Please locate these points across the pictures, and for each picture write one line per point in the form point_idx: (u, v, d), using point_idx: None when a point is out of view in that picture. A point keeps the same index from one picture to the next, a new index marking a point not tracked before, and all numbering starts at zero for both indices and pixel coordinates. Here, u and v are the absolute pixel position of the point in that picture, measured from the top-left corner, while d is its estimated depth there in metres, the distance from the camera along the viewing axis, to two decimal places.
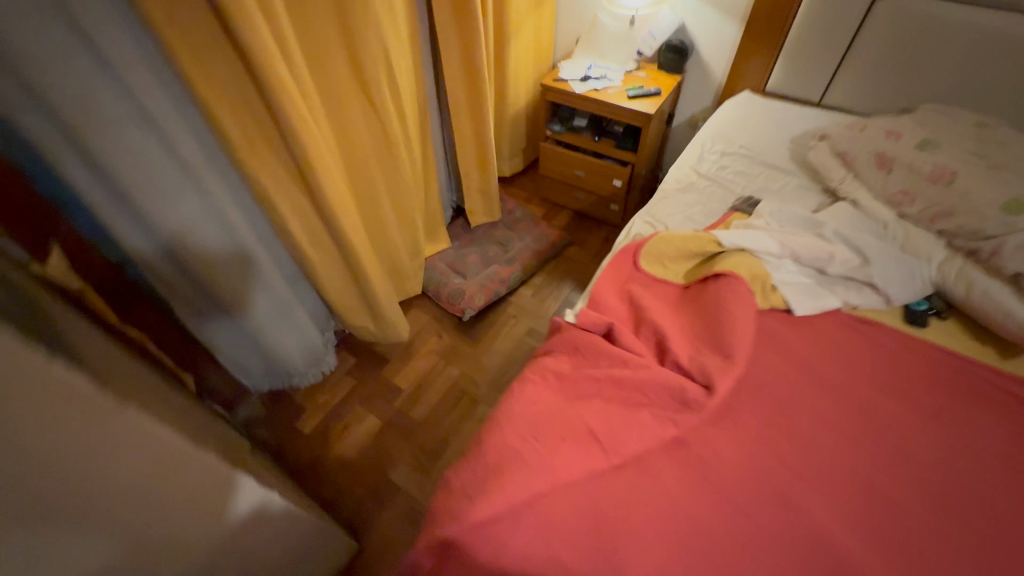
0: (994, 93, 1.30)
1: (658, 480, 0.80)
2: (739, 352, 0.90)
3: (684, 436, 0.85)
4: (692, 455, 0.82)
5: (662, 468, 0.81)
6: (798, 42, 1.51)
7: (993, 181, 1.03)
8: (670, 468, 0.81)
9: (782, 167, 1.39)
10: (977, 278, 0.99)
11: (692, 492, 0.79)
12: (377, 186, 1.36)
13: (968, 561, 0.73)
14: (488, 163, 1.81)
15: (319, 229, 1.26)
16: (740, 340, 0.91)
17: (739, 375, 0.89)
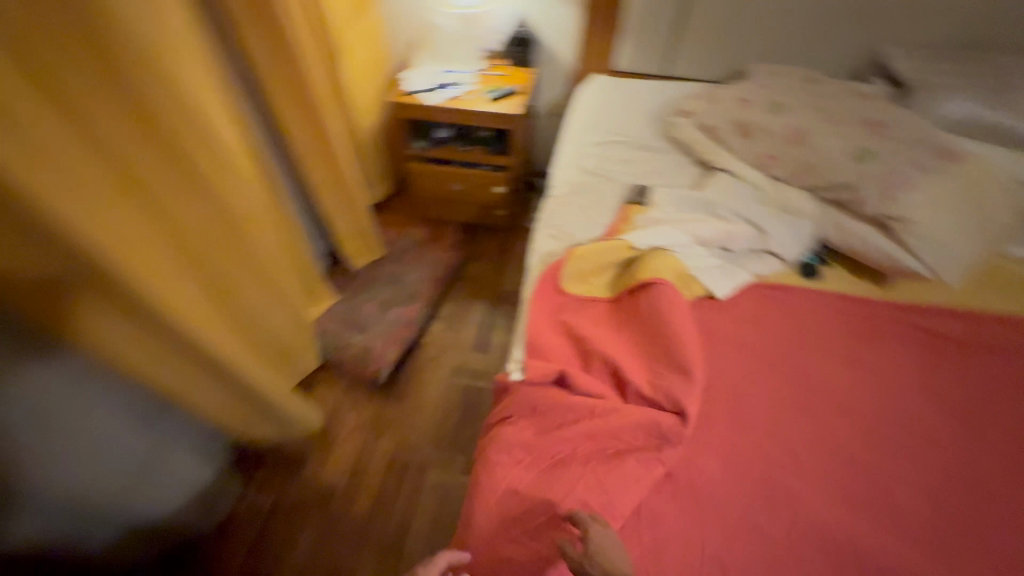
0: (802, 43, 1.48)
1: (666, 525, 0.77)
2: (692, 365, 0.88)
3: (670, 468, 0.82)
4: (687, 485, 0.81)
5: (666, 510, 0.79)
6: (634, 22, 1.55)
7: (835, 134, 1.16)
8: (672, 508, 0.79)
9: (656, 148, 1.42)
10: (849, 225, 1.08)
11: (697, 527, 0.77)
12: (247, 285, 1.08)
13: (926, 495, 0.81)
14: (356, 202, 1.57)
15: (194, 368, 0.96)
16: (689, 350, 0.90)
17: (700, 386, 0.87)
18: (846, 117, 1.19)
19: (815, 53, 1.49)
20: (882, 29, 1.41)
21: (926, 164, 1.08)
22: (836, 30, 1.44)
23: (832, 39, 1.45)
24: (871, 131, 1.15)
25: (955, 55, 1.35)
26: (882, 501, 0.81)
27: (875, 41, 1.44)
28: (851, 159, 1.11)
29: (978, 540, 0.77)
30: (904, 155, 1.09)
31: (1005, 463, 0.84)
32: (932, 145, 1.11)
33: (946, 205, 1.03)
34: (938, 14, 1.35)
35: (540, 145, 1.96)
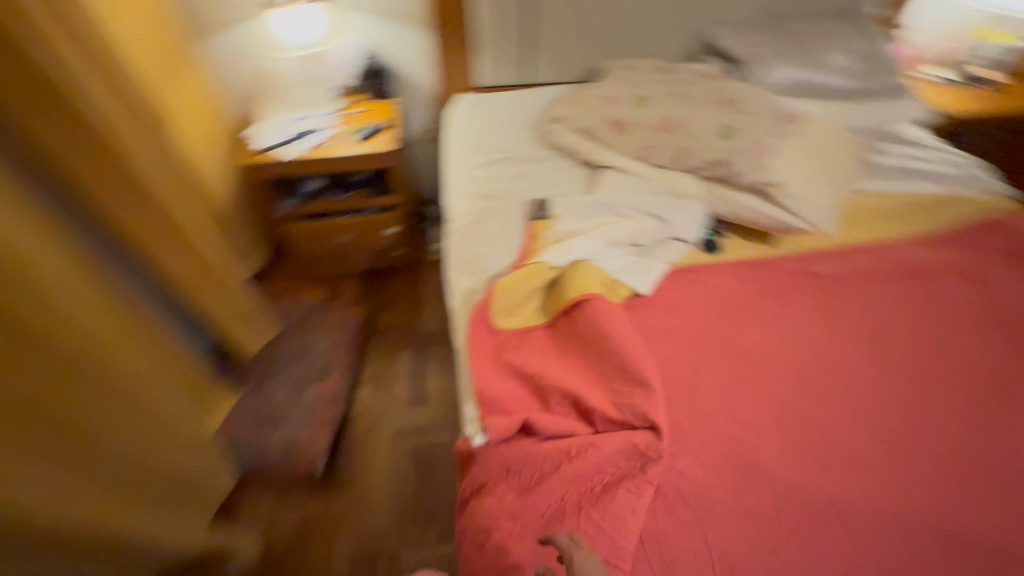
0: (642, 33, 1.57)
1: (673, 544, 0.76)
2: (647, 371, 0.87)
3: (658, 484, 0.81)
4: (677, 494, 0.81)
5: (668, 529, 0.77)
6: (484, 36, 1.53)
7: (699, 117, 1.24)
8: (673, 524, 0.78)
9: (542, 157, 1.42)
10: (733, 196, 1.17)
11: (697, 534, 0.77)
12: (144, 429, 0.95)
13: (867, 427, 0.90)
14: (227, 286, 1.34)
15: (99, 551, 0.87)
16: (639, 357, 0.89)
17: (660, 393, 0.87)
18: (702, 100, 1.28)
19: (655, 41, 1.59)
20: (704, 12, 1.55)
21: (777, 128, 1.19)
22: (667, 18, 1.55)
23: (666, 26, 1.56)
24: (727, 108, 1.24)
25: (766, 27, 1.53)
26: (837, 445, 0.87)
27: (701, 23, 1.57)
28: (718, 137, 1.19)
29: (916, 452, 0.87)
30: (760, 124, 1.20)
31: (911, 376, 0.96)
32: (777, 111, 1.23)
33: (802, 163, 1.16)
34: None
35: (419, 165, 1.83)
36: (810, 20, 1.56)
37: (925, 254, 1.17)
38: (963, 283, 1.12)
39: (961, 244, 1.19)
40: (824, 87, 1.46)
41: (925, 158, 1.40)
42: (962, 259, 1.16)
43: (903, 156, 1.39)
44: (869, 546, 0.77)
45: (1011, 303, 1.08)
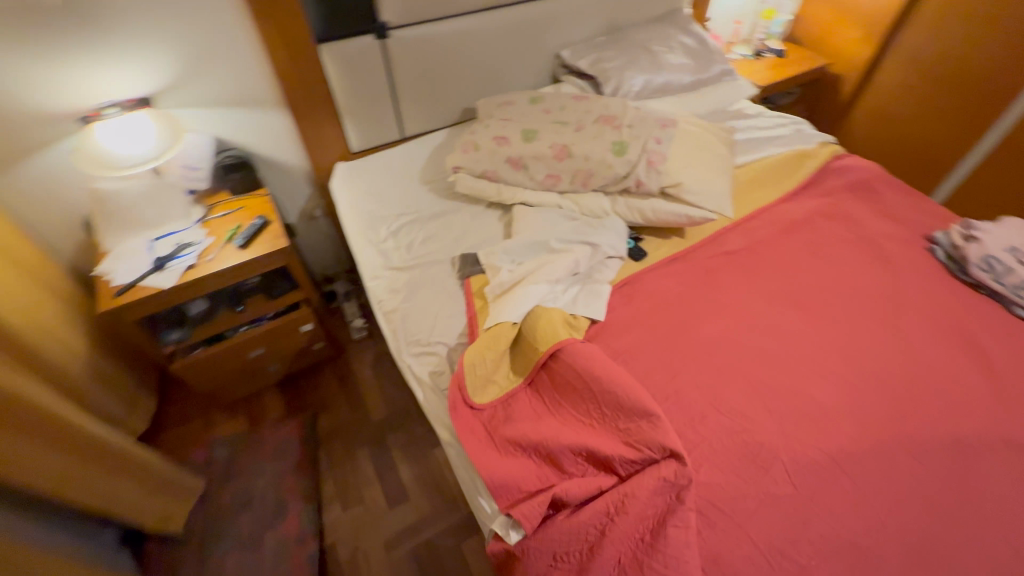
0: (503, 66, 1.59)
1: (729, 559, 0.78)
2: (644, 401, 0.87)
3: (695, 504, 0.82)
4: (713, 507, 0.83)
5: (719, 545, 0.79)
6: (348, 102, 1.43)
7: (589, 138, 1.27)
8: (721, 538, 0.80)
9: (450, 211, 1.39)
10: (642, 204, 1.24)
11: (746, 537, 0.80)
12: None
13: (827, 376, 1.01)
14: (118, 455, 1.05)
15: None
16: (631, 389, 0.88)
17: (665, 418, 0.87)
18: (586, 120, 1.32)
19: (515, 71, 1.63)
20: (551, 37, 1.62)
21: (661, 133, 1.26)
22: (521, 48, 1.59)
23: (522, 56, 1.61)
24: (611, 125, 1.29)
25: (606, 40, 1.66)
26: (813, 401, 0.97)
27: (552, 47, 1.65)
28: (613, 154, 1.24)
29: (869, 383, 0.99)
30: (646, 132, 1.26)
31: (834, 319, 1.11)
32: (656, 117, 1.30)
33: (692, 160, 1.25)
34: (581, 14, 1.62)
35: (307, 246, 1.72)
36: (639, 28, 1.73)
37: (795, 208, 1.37)
38: (832, 227, 1.33)
39: (814, 194, 1.42)
40: (672, 85, 1.62)
41: (764, 125, 1.68)
42: (823, 206, 1.38)
43: (747, 131, 1.63)
44: (873, 484, 0.86)
45: (869, 232, 1.31)
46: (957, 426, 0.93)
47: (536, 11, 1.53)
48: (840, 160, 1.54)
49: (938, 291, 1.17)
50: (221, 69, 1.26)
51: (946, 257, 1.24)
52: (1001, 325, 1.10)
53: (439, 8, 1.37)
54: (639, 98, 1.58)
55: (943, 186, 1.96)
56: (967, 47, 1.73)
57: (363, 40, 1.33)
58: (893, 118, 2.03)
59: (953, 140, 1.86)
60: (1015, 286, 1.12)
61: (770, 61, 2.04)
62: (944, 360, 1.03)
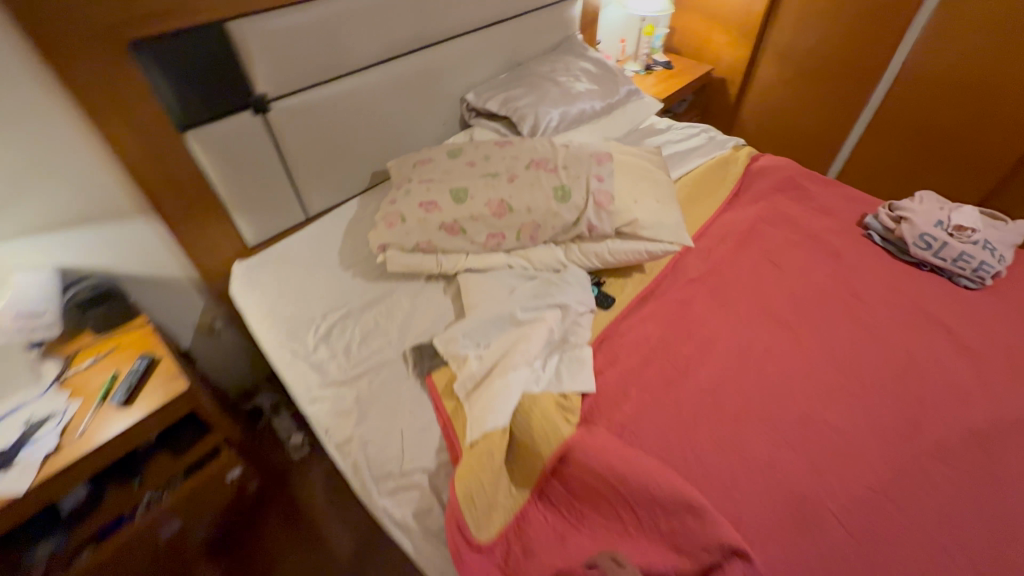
0: (407, 120, 1.44)
1: None
2: (683, 490, 0.75)
3: None
4: None
5: None
6: (233, 192, 1.18)
7: (527, 188, 1.15)
8: None
9: (386, 295, 1.20)
10: (598, 247, 1.14)
11: None
12: None
13: (833, 395, 0.96)
14: None
15: None
16: (663, 480, 0.76)
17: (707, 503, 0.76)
18: (517, 168, 1.20)
19: (420, 124, 1.48)
20: (453, 82, 1.50)
21: (601, 170, 1.17)
22: (423, 99, 1.44)
23: (425, 107, 1.46)
24: (545, 169, 1.18)
25: (510, 78, 1.58)
26: (832, 428, 0.91)
27: (454, 92, 1.52)
28: (557, 201, 1.12)
29: (874, 392, 0.96)
30: (585, 171, 1.16)
31: (813, 329, 1.09)
32: (590, 153, 1.21)
33: (639, 192, 1.17)
34: (478, 54, 1.52)
35: (212, 363, 1.42)
36: (539, 60, 1.67)
37: (736, 219, 1.37)
38: (774, 232, 1.34)
39: (748, 201, 1.43)
40: (588, 113, 1.56)
41: (678, 138, 1.69)
42: (759, 214, 1.39)
43: (666, 147, 1.62)
44: (921, 507, 0.81)
45: (808, 231, 1.33)
46: (965, 415, 0.92)
47: (432, 57, 1.40)
48: (757, 163, 1.58)
49: (890, 277, 1.19)
50: (47, 181, 0.97)
51: (883, 240, 1.28)
52: (954, 298, 1.13)
53: (325, 69, 1.19)
54: (558, 132, 1.50)
55: (834, 164, 2.12)
56: (829, 38, 1.88)
57: (238, 117, 1.10)
58: (776, 112, 2.17)
59: (835, 122, 2.02)
60: (953, 259, 1.16)
61: (662, 75, 2.09)
62: (925, 348, 1.03)
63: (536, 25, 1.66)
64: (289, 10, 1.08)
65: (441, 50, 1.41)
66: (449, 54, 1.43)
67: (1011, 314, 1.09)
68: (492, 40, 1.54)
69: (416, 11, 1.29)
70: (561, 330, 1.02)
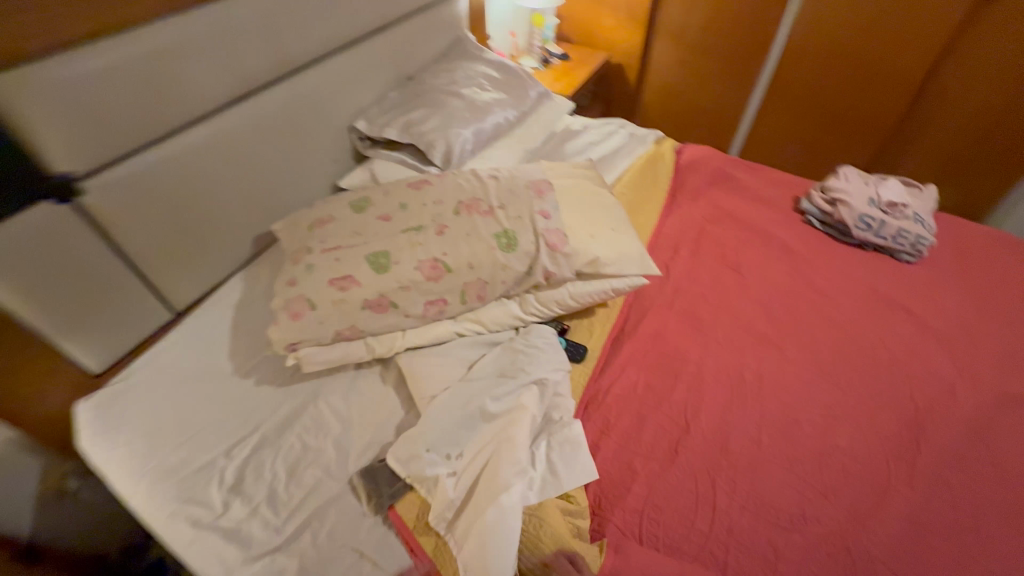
0: (287, 166, 1.14)
1: None
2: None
3: None
4: None
5: None
6: (51, 317, 0.82)
7: (463, 239, 0.94)
8: None
9: (310, 403, 0.93)
10: (557, 294, 0.98)
11: None
12: None
13: (833, 413, 0.90)
14: None
15: None
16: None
17: None
18: (444, 215, 0.98)
19: (305, 168, 1.19)
20: (336, 111, 1.22)
21: (544, 203, 0.99)
22: (303, 137, 1.15)
23: (307, 146, 1.18)
24: (479, 212, 0.98)
25: (405, 95, 1.33)
26: (847, 453, 0.85)
27: (341, 121, 1.25)
28: (503, 250, 0.93)
29: (869, 399, 0.92)
30: (526, 208, 0.98)
31: (792, 338, 1.03)
32: (526, 183, 1.03)
33: (592, 221, 1.00)
34: (361, 72, 1.25)
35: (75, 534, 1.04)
36: (433, 69, 1.44)
37: (682, 225, 1.28)
38: (722, 233, 1.27)
39: (687, 201, 1.35)
40: (504, 125, 1.36)
41: (597, 139, 1.57)
42: (702, 214, 1.32)
43: (590, 153, 1.49)
44: (953, 522, 0.77)
45: (752, 225, 1.28)
46: (955, 406, 0.91)
47: (305, 85, 1.11)
48: (683, 157, 1.51)
49: (839, 263, 1.18)
50: None
51: (822, 225, 1.27)
52: (902, 277, 1.14)
53: (157, 123, 0.87)
54: (475, 154, 1.29)
55: (735, 142, 2.15)
56: (720, 15, 1.87)
57: (29, 213, 0.75)
58: (674, 94, 2.15)
59: (732, 99, 2.04)
60: (893, 236, 1.17)
61: (561, 68, 1.96)
62: (895, 338, 1.02)
63: (420, 30, 1.43)
64: (79, 48, 0.74)
65: (313, 74, 1.13)
66: (325, 78, 1.15)
67: (951, 284, 1.12)
68: (374, 54, 1.28)
69: (272, 30, 1.00)
70: (543, 411, 0.85)
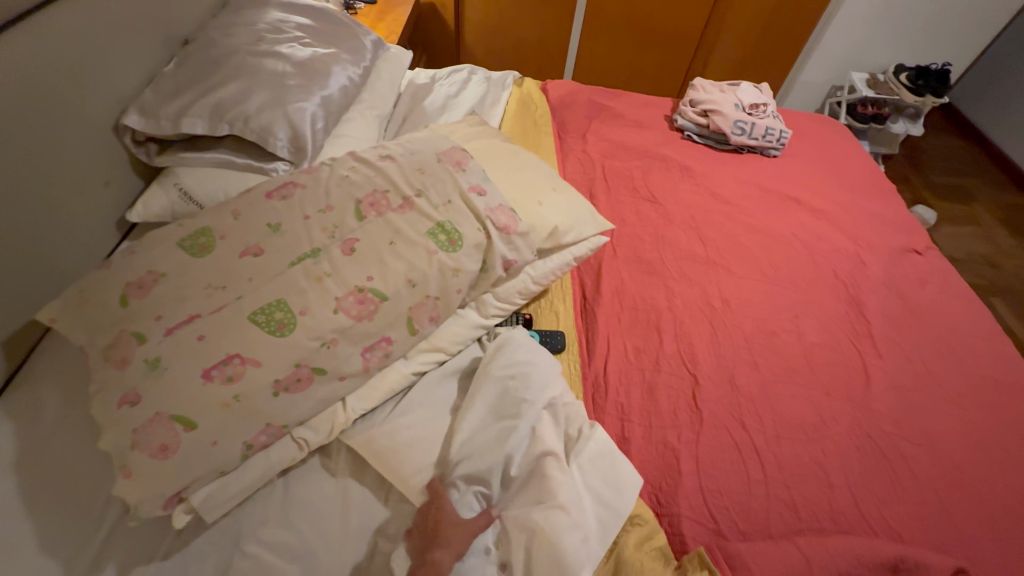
0: (23, 208, 0.67)
1: (972, 552, 0.70)
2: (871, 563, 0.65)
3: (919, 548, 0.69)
4: (926, 535, 0.71)
5: (962, 552, 0.70)
6: None
7: (387, 251, 0.68)
8: (953, 546, 0.71)
9: (232, 561, 0.59)
10: (518, 283, 0.80)
11: (950, 521, 0.73)
12: None
13: (794, 312, 0.94)
14: None
15: None
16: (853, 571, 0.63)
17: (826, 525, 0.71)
18: (347, 224, 0.70)
19: (57, 203, 0.73)
20: (84, 103, 0.76)
21: (469, 176, 0.78)
22: (38, 154, 0.69)
23: (52, 168, 0.71)
24: (393, 209, 0.72)
25: (189, 66, 0.90)
26: (820, 345, 0.90)
27: (96, 119, 0.79)
28: (447, 250, 0.70)
29: (811, 289, 0.98)
30: (451, 187, 0.76)
31: (733, 254, 1.03)
32: (434, 156, 0.79)
33: (528, 186, 0.84)
34: (100, 35, 0.78)
35: None
36: (216, 22, 1.00)
37: (585, 166, 1.18)
38: (625, 165, 1.20)
39: (577, 141, 1.25)
40: (351, 88, 1.03)
41: (454, 88, 1.33)
42: (597, 150, 1.23)
43: (456, 107, 1.25)
44: (912, 372, 0.88)
45: (646, 151, 1.25)
46: (868, 272, 1.02)
47: (9, 63, 0.63)
48: (551, 95, 1.39)
49: (730, 170, 1.23)
50: None
51: (701, 137, 1.30)
52: (779, 170, 1.24)
53: None
54: (329, 135, 0.97)
55: (567, 66, 2.10)
56: None
57: None
58: (497, 30, 1.99)
59: (556, 28, 1.97)
60: (762, 135, 1.25)
61: (371, 14, 1.62)
62: (802, 228, 1.10)
63: None
64: None
65: (21, 43, 0.65)
66: (45, 49, 0.68)
67: (813, 168, 1.26)
68: (116, 4, 0.81)
69: None
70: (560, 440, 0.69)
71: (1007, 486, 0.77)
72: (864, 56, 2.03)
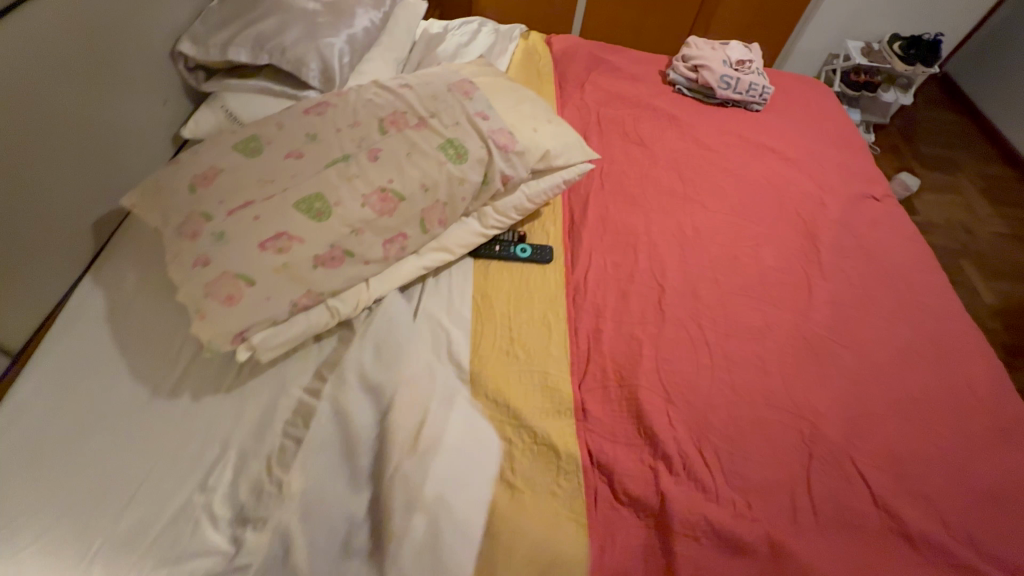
0: (109, 111, 0.83)
1: (866, 422, 0.87)
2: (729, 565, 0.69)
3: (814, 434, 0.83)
4: (830, 411, 0.87)
5: (857, 424, 0.86)
6: None
7: (403, 159, 0.82)
8: (851, 418, 0.87)
9: (277, 393, 0.75)
10: (514, 199, 0.94)
11: (853, 401, 0.89)
12: None
13: (755, 241, 1.08)
14: None
15: None
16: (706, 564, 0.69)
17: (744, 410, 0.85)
18: (371, 136, 0.84)
19: (132, 111, 0.88)
20: (149, 28, 0.90)
21: (475, 104, 0.92)
22: (118, 66, 0.83)
23: (127, 80, 0.86)
24: (409, 126, 0.86)
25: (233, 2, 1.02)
26: (774, 267, 1.04)
27: (157, 43, 0.92)
28: (455, 161, 0.84)
29: (773, 224, 1.12)
30: (459, 111, 0.89)
31: (707, 192, 1.16)
32: (446, 85, 0.93)
33: (526, 117, 0.97)
34: None
35: None
36: None
37: (581, 112, 1.30)
38: (618, 112, 1.32)
39: (576, 89, 1.37)
40: (373, 30, 1.14)
41: (465, 37, 1.44)
42: (593, 99, 1.34)
43: (466, 55, 1.37)
44: (851, 292, 1.02)
45: (638, 100, 1.36)
46: (827, 212, 1.15)
47: None
48: (555, 48, 1.49)
49: (714, 121, 1.34)
50: None
51: (691, 91, 1.41)
52: (759, 123, 1.35)
53: None
54: (354, 70, 1.09)
55: (575, 23, 2.17)
56: None
57: None
58: None
59: None
60: (746, 90, 1.36)
61: None
62: (772, 173, 1.22)
63: None
64: None
65: None
66: None
67: (791, 123, 1.37)
68: None
69: None
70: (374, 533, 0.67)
71: (908, 374, 0.93)
72: (860, 25, 2.10)
